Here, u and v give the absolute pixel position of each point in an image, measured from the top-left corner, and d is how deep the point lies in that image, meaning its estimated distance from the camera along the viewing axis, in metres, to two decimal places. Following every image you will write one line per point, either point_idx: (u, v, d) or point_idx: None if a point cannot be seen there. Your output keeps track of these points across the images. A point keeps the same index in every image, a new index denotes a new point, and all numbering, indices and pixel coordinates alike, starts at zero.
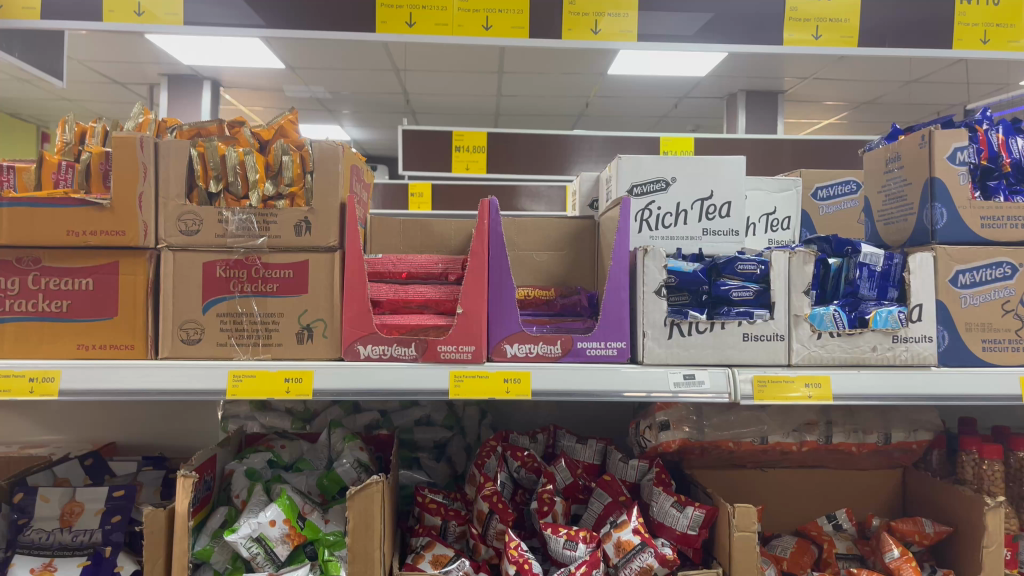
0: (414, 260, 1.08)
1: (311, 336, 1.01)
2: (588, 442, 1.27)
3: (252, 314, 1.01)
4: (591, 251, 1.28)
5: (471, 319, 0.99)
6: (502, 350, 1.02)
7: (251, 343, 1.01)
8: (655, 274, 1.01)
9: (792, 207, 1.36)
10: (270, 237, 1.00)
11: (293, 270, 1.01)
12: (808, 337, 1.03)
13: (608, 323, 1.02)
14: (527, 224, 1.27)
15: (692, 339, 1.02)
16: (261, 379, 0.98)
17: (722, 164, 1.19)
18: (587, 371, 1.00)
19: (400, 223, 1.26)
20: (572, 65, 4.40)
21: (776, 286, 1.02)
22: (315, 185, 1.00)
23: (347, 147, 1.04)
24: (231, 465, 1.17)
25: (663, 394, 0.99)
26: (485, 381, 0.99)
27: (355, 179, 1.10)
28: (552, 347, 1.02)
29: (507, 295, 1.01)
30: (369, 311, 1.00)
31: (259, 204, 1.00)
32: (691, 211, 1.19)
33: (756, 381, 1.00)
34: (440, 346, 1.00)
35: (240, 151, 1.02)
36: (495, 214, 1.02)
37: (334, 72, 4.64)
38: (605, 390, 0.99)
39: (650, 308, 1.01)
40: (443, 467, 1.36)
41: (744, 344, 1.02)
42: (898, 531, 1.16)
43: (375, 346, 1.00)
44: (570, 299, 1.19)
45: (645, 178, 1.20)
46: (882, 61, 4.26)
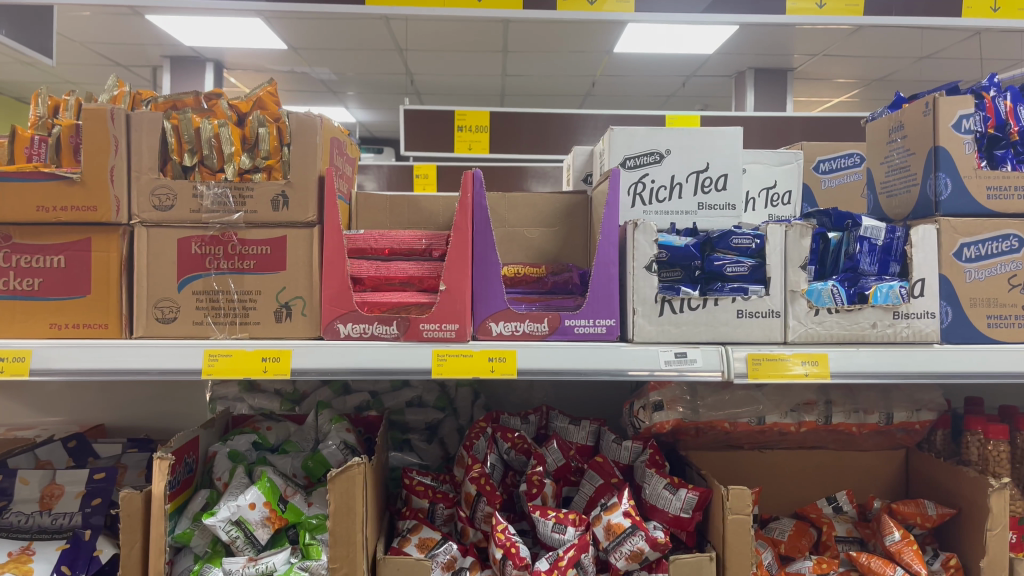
0: (395, 236, 1.03)
1: (289, 314, 0.98)
2: (580, 423, 1.24)
3: (229, 292, 0.97)
4: (583, 228, 1.24)
5: (455, 297, 0.96)
6: (487, 328, 0.99)
7: (227, 322, 0.98)
8: (645, 248, 0.97)
9: (793, 180, 1.33)
10: (247, 211, 0.97)
11: (271, 246, 0.98)
12: (806, 313, 0.98)
13: (596, 300, 0.98)
14: (517, 201, 1.24)
15: (684, 316, 0.98)
16: (237, 359, 0.95)
17: (718, 135, 1.15)
18: (575, 349, 0.97)
19: (386, 199, 1.22)
20: (578, 43, 4.34)
21: (771, 262, 0.98)
22: (292, 157, 0.97)
23: (326, 119, 1.01)
24: (214, 448, 1.14)
25: (652, 373, 0.96)
26: (470, 359, 0.96)
27: (336, 153, 1.06)
28: (539, 326, 0.98)
29: (491, 270, 0.98)
30: (348, 288, 0.96)
31: (234, 177, 0.97)
32: (686, 183, 1.15)
33: (750, 360, 0.97)
34: (422, 325, 0.96)
35: (215, 123, 0.99)
36: (478, 187, 0.99)
37: (336, 52, 4.60)
38: (592, 370, 0.96)
39: (641, 284, 0.97)
40: (435, 449, 1.33)
41: (739, 321, 0.98)
42: (899, 513, 1.12)
43: (355, 325, 0.97)
44: (561, 277, 1.16)
45: (639, 151, 1.15)
46: (893, 37, 4.18)
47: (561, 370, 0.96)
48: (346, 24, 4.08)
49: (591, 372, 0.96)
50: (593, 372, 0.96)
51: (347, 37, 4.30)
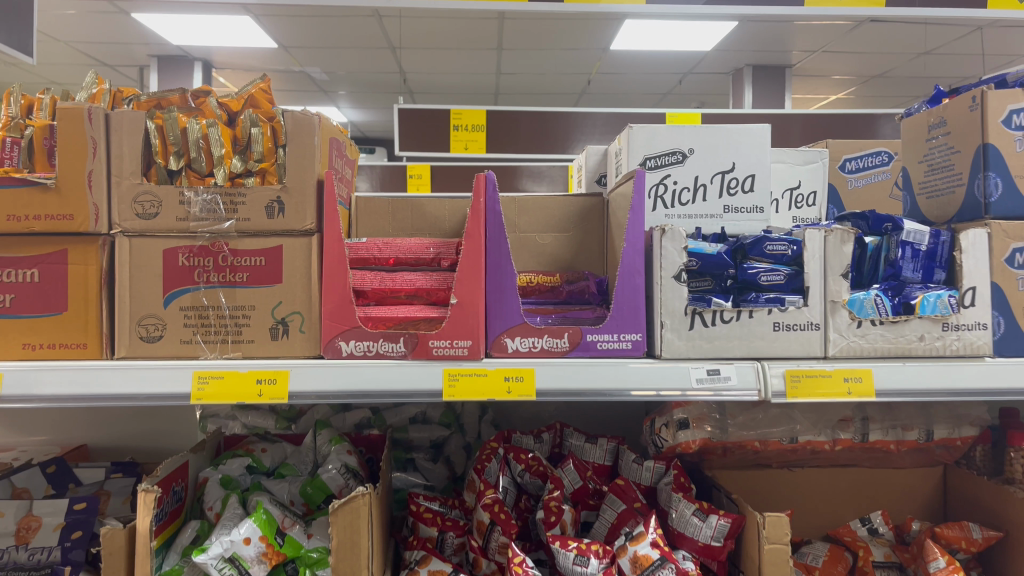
0: (401, 245, 0.95)
1: (286, 331, 0.90)
2: (597, 441, 1.16)
3: (219, 308, 0.89)
4: (599, 232, 1.16)
5: (468, 311, 0.88)
6: (502, 344, 0.91)
7: (218, 340, 0.89)
8: (673, 255, 0.89)
9: (818, 180, 1.25)
10: (238, 219, 0.88)
11: (266, 257, 0.89)
12: (847, 326, 0.91)
13: (621, 314, 0.90)
14: (528, 204, 1.16)
15: (716, 330, 0.90)
16: (229, 381, 0.86)
17: (744, 133, 1.07)
18: (599, 367, 0.89)
19: (388, 202, 1.14)
20: (572, 40, 4.27)
21: (810, 270, 0.90)
22: (288, 159, 0.89)
23: (324, 118, 0.93)
24: (204, 473, 1.06)
25: (684, 393, 0.88)
26: (484, 380, 0.88)
27: (335, 153, 0.98)
28: (559, 341, 0.91)
29: (506, 281, 0.90)
30: (350, 302, 0.88)
31: (225, 182, 0.89)
32: (711, 185, 1.07)
33: (787, 377, 0.89)
34: (432, 341, 0.88)
35: (202, 123, 0.91)
36: (491, 190, 0.91)
37: (326, 50, 4.51)
38: (620, 388, 0.88)
39: (669, 295, 0.90)
40: (440, 468, 1.25)
41: (775, 335, 0.91)
42: (943, 537, 1.04)
43: (359, 342, 0.88)
44: (578, 286, 1.08)
45: (660, 150, 1.07)
46: (893, 32, 4.12)
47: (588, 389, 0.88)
48: (336, 21, 3.99)
49: (619, 392, 0.88)
50: (622, 390, 0.88)
51: (338, 34, 4.21)
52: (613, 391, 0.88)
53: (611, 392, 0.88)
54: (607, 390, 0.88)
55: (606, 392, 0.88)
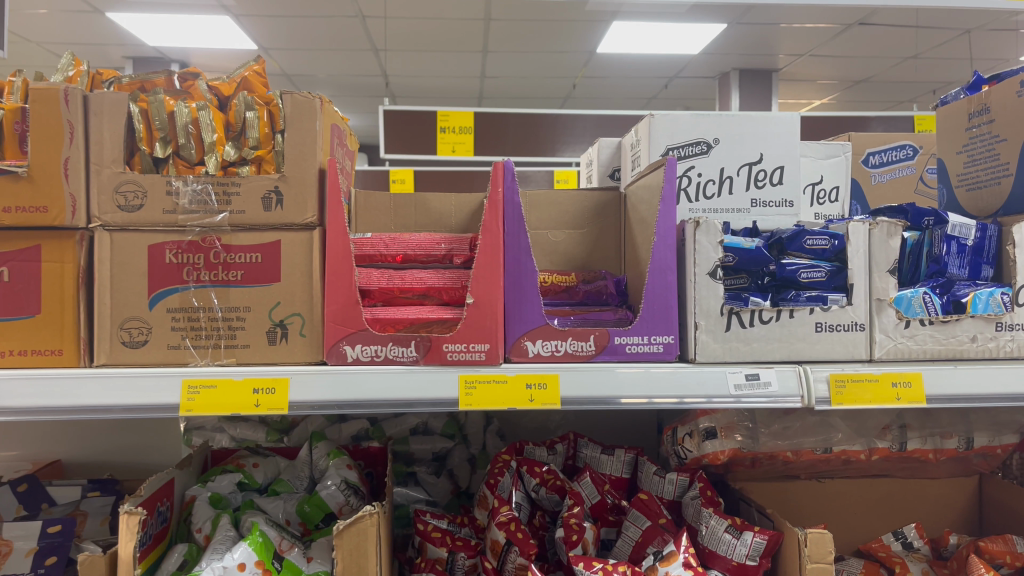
0: (409, 240, 0.87)
1: (286, 335, 0.81)
2: (614, 452, 1.09)
3: (210, 309, 0.81)
4: (615, 230, 1.09)
5: (485, 312, 0.81)
6: (522, 348, 0.83)
7: (210, 344, 0.80)
8: (709, 250, 0.82)
9: (841, 175, 1.18)
10: (232, 211, 0.81)
11: (263, 253, 0.81)
12: (894, 326, 0.84)
13: (652, 314, 0.83)
14: (540, 199, 1.08)
15: (755, 331, 0.83)
16: (224, 391, 0.78)
17: (771, 122, 1.01)
18: (629, 372, 0.81)
19: (389, 197, 1.06)
20: (560, 42, 4.20)
21: (854, 266, 0.83)
22: (287, 146, 0.81)
23: (326, 101, 0.85)
24: (191, 491, 0.98)
25: (723, 400, 0.81)
26: (505, 387, 0.80)
27: (335, 139, 0.90)
28: (584, 344, 0.83)
29: (526, 279, 0.83)
30: (356, 302, 0.80)
31: (217, 171, 0.81)
32: (737, 177, 1.00)
33: (832, 383, 0.82)
34: (446, 345, 0.81)
35: (192, 106, 0.83)
36: (509, 178, 0.83)
37: (307, 52, 4.41)
38: (654, 395, 0.80)
39: (704, 294, 0.82)
40: (444, 483, 1.18)
41: (817, 336, 0.84)
42: (987, 551, 0.97)
43: (365, 346, 0.80)
44: (595, 286, 1.01)
45: (683, 140, 1.00)
46: (881, 37, 4.10)
47: (619, 394, 0.80)
48: (318, 21, 3.90)
49: (652, 399, 0.80)
50: (656, 397, 0.80)
51: (320, 36, 4.12)
52: (646, 399, 0.80)
53: (645, 400, 0.80)
54: (640, 397, 0.80)
55: (638, 400, 0.80)
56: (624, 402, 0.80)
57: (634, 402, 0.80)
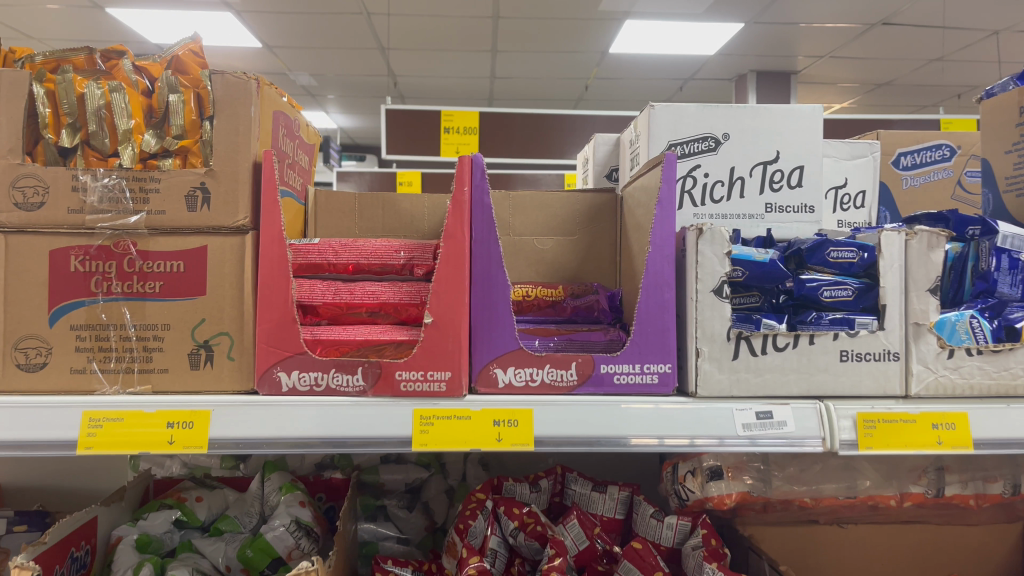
0: (363, 247, 0.75)
1: (211, 358, 0.69)
2: (606, 489, 0.96)
3: (122, 327, 0.68)
4: (610, 237, 0.95)
5: (445, 333, 0.68)
6: (491, 378, 0.70)
7: (121, 368, 0.68)
8: (713, 262, 0.69)
9: (867, 178, 1.05)
10: (149, 212, 0.68)
11: (186, 261, 0.69)
12: (934, 356, 0.71)
13: (645, 338, 0.70)
14: (525, 201, 0.96)
15: (768, 360, 0.70)
16: (133, 424, 0.66)
17: (791, 115, 0.87)
18: (631, 408, 0.68)
19: (354, 197, 0.94)
20: (571, 42, 4.08)
21: (887, 284, 0.70)
22: (216, 136, 0.69)
23: (265, 82, 0.72)
24: (118, 532, 0.86)
25: (739, 444, 0.67)
26: (468, 425, 0.67)
27: (280, 126, 0.77)
28: (565, 373, 0.70)
29: (497, 296, 0.70)
30: (293, 320, 0.68)
31: (133, 164, 0.69)
32: (750, 178, 0.87)
33: (860, 425, 0.69)
34: (399, 372, 0.68)
35: (105, 86, 0.70)
36: (478, 176, 0.71)
37: (312, 50, 4.31)
38: (663, 435, 0.67)
39: (707, 315, 0.69)
40: (417, 518, 1.04)
41: (843, 367, 0.70)
42: None
43: (303, 373, 0.68)
44: (585, 301, 0.87)
45: (688, 135, 0.87)
46: (905, 38, 3.95)
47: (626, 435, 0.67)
48: (321, 18, 3.79)
49: (664, 440, 0.67)
50: (664, 438, 0.67)
51: (324, 33, 4.01)
52: (657, 439, 0.67)
53: (654, 441, 0.67)
54: (650, 436, 0.67)
55: (647, 440, 0.67)
56: (634, 443, 0.67)
57: (644, 443, 0.67)
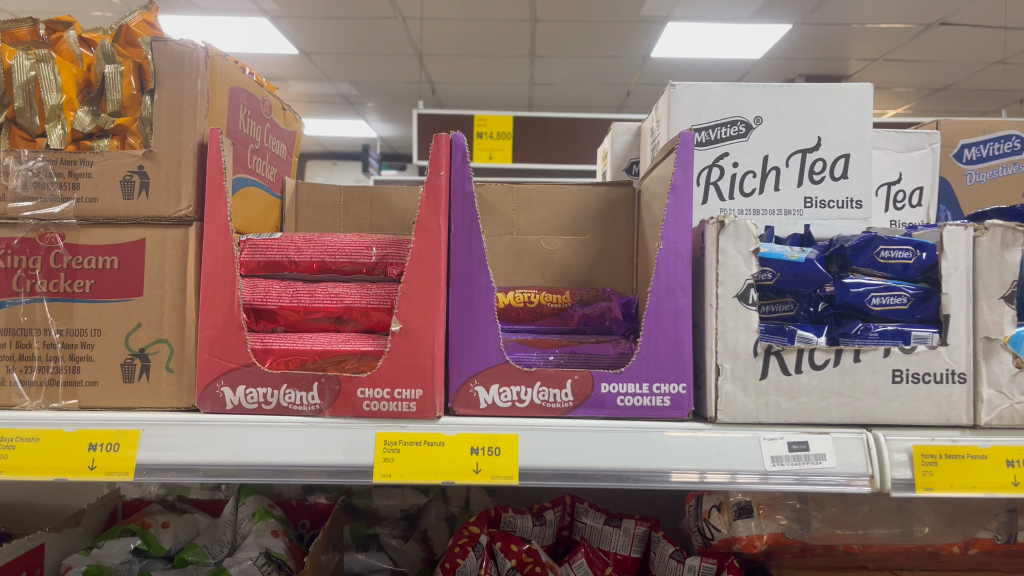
0: (329, 243, 0.65)
1: (147, 370, 0.60)
2: (621, 523, 0.84)
3: (46, 332, 0.59)
4: (626, 236, 0.84)
5: (415, 345, 0.58)
6: (471, 397, 0.59)
7: (44, 380, 0.59)
8: (736, 261, 0.58)
9: (925, 173, 0.93)
10: (79, 199, 0.59)
11: (121, 256, 0.60)
12: (1009, 378, 0.58)
13: (655, 352, 0.58)
14: (530, 195, 0.85)
15: (803, 380, 0.58)
16: (51, 446, 0.56)
17: (836, 95, 0.75)
18: (639, 437, 0.57)
19: (339, 191, 0.85)
20: (612, 47, 3.97)
21: (951, 290, 0.57)
22: (157, 112, 0.60)
23: (215, 52, 0.62)
24: (68, 562, 0.76)
25: (778, 481, 0.56)
26: (442, 452, 0.57)
27: (240, 103, 0.68)
28: (559, 393, 0.59)
29: (478, 301, 0.59)
30: (239, 326, 0.58)
31: (63, 146, 0.61)
32: (785, 169, 0.75)
33: (917, 461, 0.56)
34: (361, 390, 0.58)
35: (33, 57, 0.62)
36: (459, 158, 0.60)
37: (348, 57, 4.26)
38: (659, 470, 0.56)
39: (730, 326, 0.57)
40: (413, 549, 0.93)
41: (896, 391, 0.58)
42: None
43: (250, 389, 0.58)
44: (595, 308, 0.77)
45: (715, 118, 0.75)
46: (966, 39, 3.75)
47: (626, 468, 0.56)
48: (357, 24, 3.74)
49: (660, 476, 0.56)
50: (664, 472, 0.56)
51: (362, 39, 3.96)
52: (667, 475, 0.56)
53: (650, 476, 0.56)
54: (692, 469, 0.56)
55: (690, 475, 0.56)
56: (675, 478, 0.56)
57: (686, 479, 0.56)
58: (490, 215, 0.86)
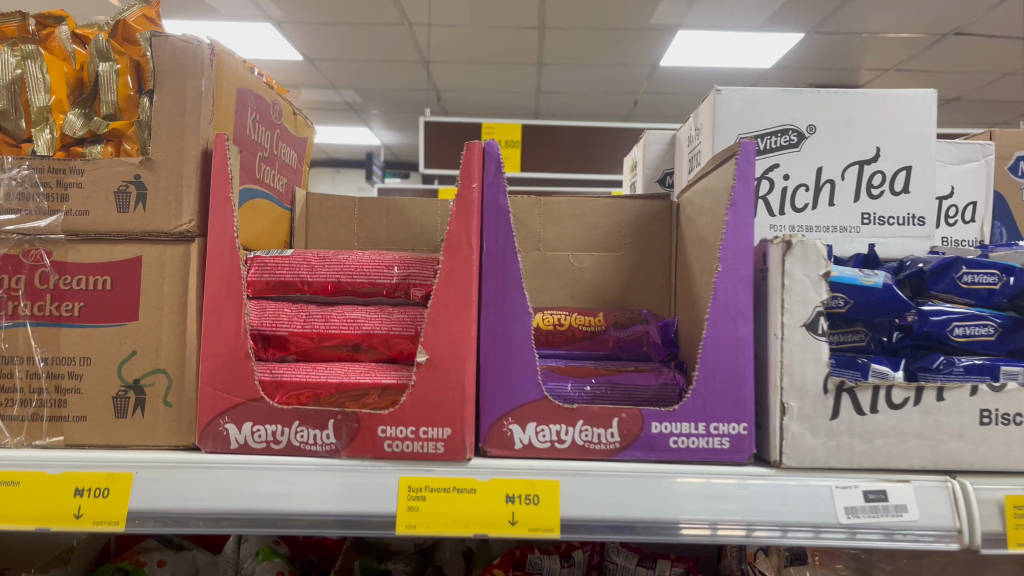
0: (345, 261, 0.58)
1: (141, 404, 0.53)
2: (655, 564, 0.77)
3: (29, 361, 0.53)
4: (664, 252, 0.77)
5: (444, 378, 0.51)
6: (506, 437, 0.53)
7: (26, 415, 0.53)
8: (805, 285, 0.51)
9: (979, 187, 0.87)
10: (69, 212, 0.53)
11: (114, 276, 0.54)
12: None
13: (713, 388, 0.52)
14: (559, 209, 0.79)
15: (880, 421, 0.51)
16: (32, 491, 0.50)
17: (896, 101, 0.69)
18: (696, 483, 0.51)
19: (353, 203, 0.79)
20: (621, 55, 3.92)
21: None
22: (156, 116, 0.54)
23: (221, 49, 0.56)
24: None
25: (853, 536, 0.50)
26: (474, 500, 0.50)
27: (248, 107, 0.62)
28: (604, 433, 0.52)
29: (514, 329, 0.53)
30: (246, 355, 0.52)
31: (51, 152, 0.55)
32: (841, 182, 0.69)
33: (1010, 515, 0.50)
34: (382, 428, 0.51)
35: (20, 53, 0.56)
36: (491, 168, 0.54)
37: (353, 63, 4.21)
38: (719, 522, 0.50)
39: (797, 358, 0.51)
40: None
41: (984, 434, 0.51)
42: None
43: (257, 426, 0.52)
44: (632, 332, 0.71)
45: (766, 127, 0.69)
46: (981, 49, 3.70)
47: (682, 519, 0.50)
48: (363, 30, 3.69)
49: (720, 529, 0.49)
50: (724, 525, 0.49)
51: (367, 45, 3.91)
52: (729, 528, 0.50)
53: (709, 529, 0.50)
54: (704, 520, 0.50)
55: (701, 528, 0.49)
56: (686, 531, 0.50)
57: (697, 533, 0.49)
58: (516, 230, 0.79)
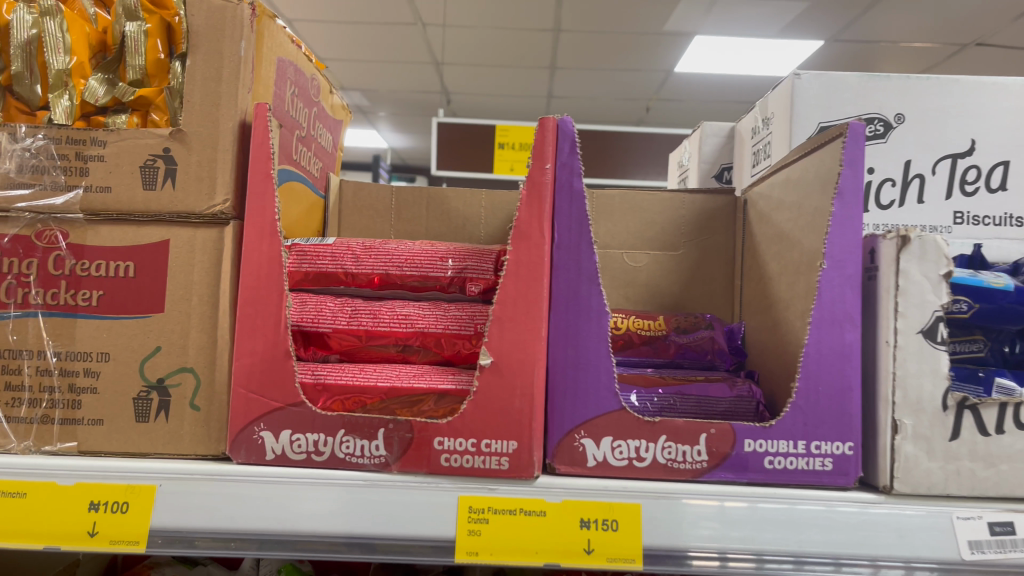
0: (394, 252, 0.53)
1: (165, 406, 0.47)
2: None
3: (39, 355, 0.47)
4: (728, 252, 0.71)
5: (510, 384, 0.45)
6: (577, 453, 0.46)
7: (35, 417, 0.47)
8: (922, 287, 0.45)
9: None
10: (90, 188, 0.47)
11: (138, 262, 0.47)
12: None
13: (815, 402, 0.46)
14: (613, 203, 0.74)
15: (1007, 443, 0.45)
16: (40, 504, 0.44)
17: (994, 89, 0.63)
18: (796, 510, 0.44)
19: (391, 192, 0.73)
20: (636, 60, 3.86)
21: None
22: (190, 83, 0.48)
23: (262, 10, 0.50)
24: None
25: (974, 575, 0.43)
26: (543, 524, 0.44)
27: (287, 79, 0.56)
28: (690, 451, 0.46)
29: (587, 331, 0.46)
30: (285, 354, 0.46)
31: (70, 121, 0.48)
32: (932, 177, 0.63)
33: None
34: (439, 440, 0.45)
35: (37, 10, 0.49)
36: (565, 148, 0.48)
37: (364, 64, 4.15)
38: (822, 555, 0.43)
39: (911, 370, 0.45)
40: None
41: None
42: None
43: (297, 434, 0.45)
44: (697, 339, 0.65)
45: (848, 116, 0.63)
46: (1001, 61, 3.64)
47: (780, 550, 0.44)
48: (375, 30, 3.63)
49: (822, 565, 0.43)
50: (828, 560, 0.43)
51: (379, 45, 3.85)
52: (833, 563, 0.44)
53: (810, 564, 0.43)
54: (784, 553, 0.44)
55: (780, 561, 0.44)
56: (782, 566, 0.44)
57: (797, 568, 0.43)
58: None
